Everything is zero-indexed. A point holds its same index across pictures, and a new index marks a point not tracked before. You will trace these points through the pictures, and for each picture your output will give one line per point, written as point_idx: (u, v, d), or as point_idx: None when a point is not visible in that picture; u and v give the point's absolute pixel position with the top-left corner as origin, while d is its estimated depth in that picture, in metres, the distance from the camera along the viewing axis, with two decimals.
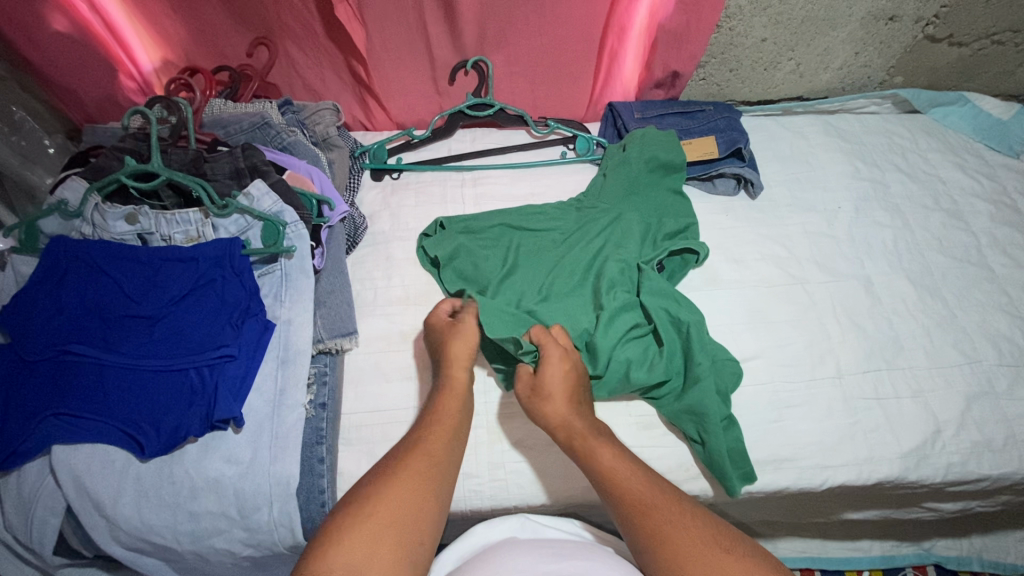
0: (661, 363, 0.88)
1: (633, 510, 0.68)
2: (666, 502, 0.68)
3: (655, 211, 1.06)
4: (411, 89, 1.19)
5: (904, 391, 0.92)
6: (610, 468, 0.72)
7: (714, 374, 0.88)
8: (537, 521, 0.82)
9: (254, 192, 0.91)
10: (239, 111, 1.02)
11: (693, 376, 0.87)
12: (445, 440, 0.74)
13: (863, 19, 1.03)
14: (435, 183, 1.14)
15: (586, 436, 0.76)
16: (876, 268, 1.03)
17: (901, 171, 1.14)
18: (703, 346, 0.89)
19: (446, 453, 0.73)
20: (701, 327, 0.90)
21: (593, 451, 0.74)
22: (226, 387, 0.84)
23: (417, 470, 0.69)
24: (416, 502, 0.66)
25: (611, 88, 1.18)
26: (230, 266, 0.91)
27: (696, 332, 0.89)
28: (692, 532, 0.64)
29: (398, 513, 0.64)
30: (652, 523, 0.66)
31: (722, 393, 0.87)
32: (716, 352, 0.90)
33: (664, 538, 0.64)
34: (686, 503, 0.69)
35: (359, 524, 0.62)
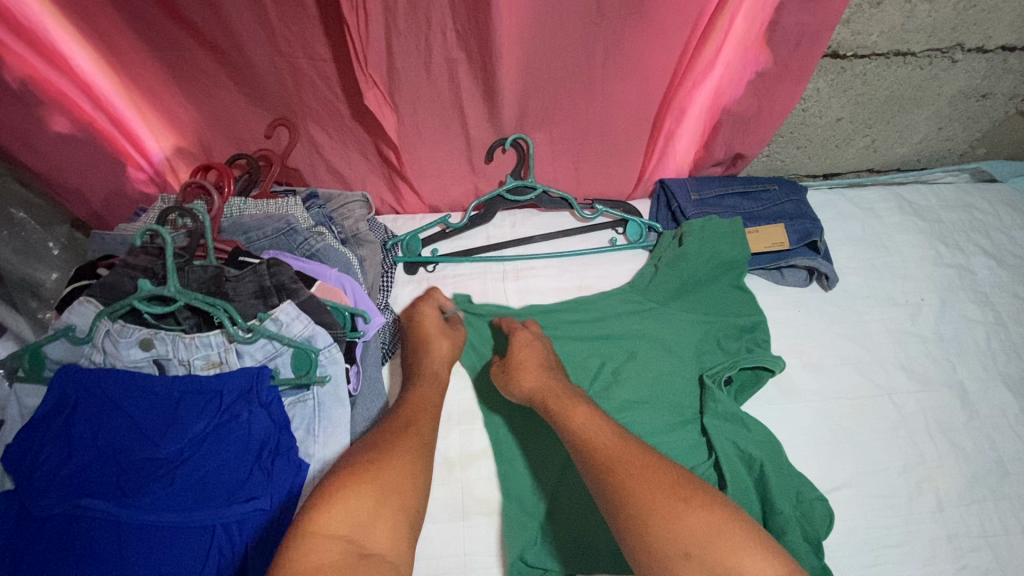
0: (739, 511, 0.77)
1: (599, 465, 0.67)
2: (630, 454, 0.67)
3: (723, 313, 0.95)
4: (445, 170, 1.09)
5: (1014, 525, 0.82)
6: (580, 424, 0.73)
7: (800, 519, 0.77)
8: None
9: (283, 316, 0.82)
10: (262, 214, 0.92)
11: (778, 528, 0.75)
12: (429, 419, 0.77)
13: (953, 97, 0.92)
14: (475, 276, 1.05)
15: (561, 396, 0.78)
16: (969, 373, 0.93)
17: (986, 254, 1.04)
18: (786, 487, 0.78)
19: (430, 426, 0.76)
20: (781, 461, 0.80)
21: (566, 410, 0.75)
22: (257, 548, 0.76)
23: (407, 449, 0.70)
24: (408, 472, 0.67)
25: (664, 165, 1.07)
26: (256, 399, 0.82)
27: (773, 471, 0.78)
28: (655, 482, 0.64)
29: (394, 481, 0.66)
30: (615, 476, 0.65)
31: (813, 541, 0.76)
32: (803, 489, 0.79)
33: (627, 491, 0.64)
34: (654, 457, 0.68)
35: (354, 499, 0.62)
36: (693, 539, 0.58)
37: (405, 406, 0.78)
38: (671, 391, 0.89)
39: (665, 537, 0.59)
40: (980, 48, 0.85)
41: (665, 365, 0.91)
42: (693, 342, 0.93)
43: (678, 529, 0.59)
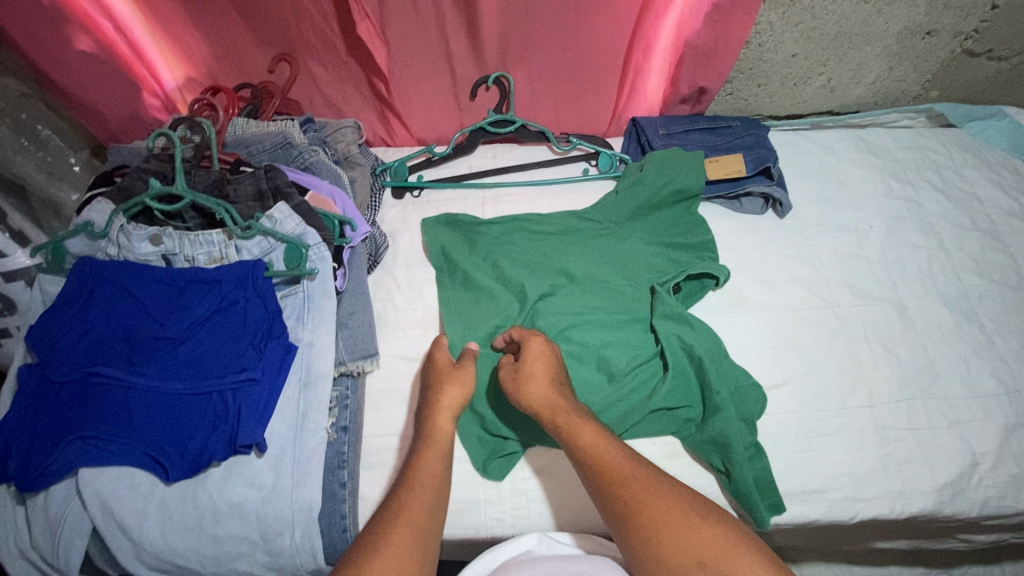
0: (678, 392, 0.87)
1: (612, 483, 0.68)
2: (641, 474, 0.68)
3: (678, 236, 1.05)
4: (433, 105, 1.18)
5: (939, 421, 0.89)
6: (591, 443, 0.71)
7: (735, 401, 0.86)
8: (554, 537, 0.81)
9: (277, 214, 0.91)
10: (262, 131, 1.02)
11: (713, 407, 0.84)
12: (426, 502, 0.67)
13: (900, 33, 1.00)
14: (456, 201, 1.13)
15: (570, 412, 0.75)
16: (909, 291, 1.00)
17: (935, 189, 1.11)
18: (722, 375, 0.88)
19: (431, 517, 0.66)
20: (717, 352, 0.89)
21: (574, 427, 0.73)
22: (250, 410, 0.84)
23: (431, 467, 0.71)
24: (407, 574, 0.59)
25: (635, 103, 1.16)
26: (253, 288, 0.91)
27: (709, 359, 0.88)
28: (669, 503, 0.65)
29: (428, 497, 0.68)
30: (628, 494, 0.67)
31: (745, 419, 0.85)
32: (739, 377, 0.88)
33: (641, 510, 0.65)
34: (664, 478, 0.69)
35: (391, 531, 0.63)
36: (707, 554, 0.61)
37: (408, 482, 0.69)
38: (622, 297, 0.98)
39: (680, 552, 0.62)
40: None
41: (620, 274, 1.01)
42: (646, 256, 1.02)
43: (692, 545, 0.62)
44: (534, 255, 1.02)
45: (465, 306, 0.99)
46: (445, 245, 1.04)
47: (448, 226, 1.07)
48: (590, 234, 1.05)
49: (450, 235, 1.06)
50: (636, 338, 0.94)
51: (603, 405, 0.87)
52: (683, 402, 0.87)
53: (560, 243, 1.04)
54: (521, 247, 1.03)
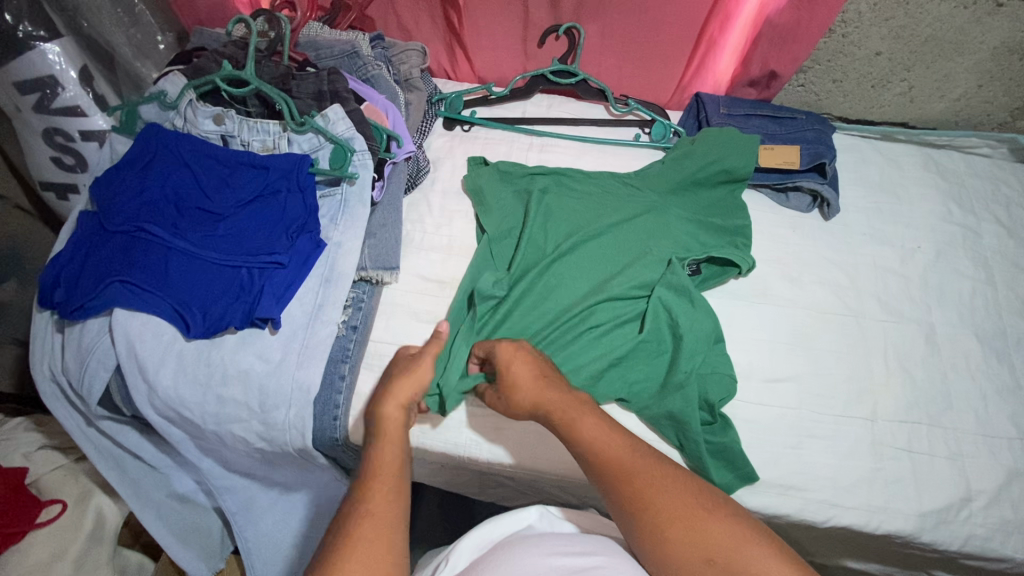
0: (645, 359, 0.89)
1: (620, 480, 0.67)
2: (650, 469, 0.68)
3: (716, 217, 1.03)
4: (500, 46, 1.19)
5: (940, 450, 0.86)
6: (592, 436, 0.71)
7: (700, 381, 0.86)
8: (554, 514, 0.80)
9: (330, 115, 0.95)
10: (333, 38, 1.06)
11: (675, 384, 0.85)
12: (391, 479, 0.65)
13: (996, 49, 0.94)
14: (503, 142, 1.15)
15: (570, 405, 0.74)
16: (943, 318, 0.96)
17: (998, 223, 1.05)
18: (703, 358, 0.87)
19: (392, 502, 0.62)
20: (707, 337, 0.88)
21: (575, 424, 0.72)
22: (272, 289, 0.89)
23: (390, 466, 0.66)
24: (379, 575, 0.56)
25: (701, 79, 1.14)
26: (296, 181, 0.96)
27: (691, 338, 0.87)
28: (681, 500, 0.64)
29: (386, 492, 0.63)
30: (636, 490, 0.66)
31: (705, 400, 0.84)
32: (717, 366, 0.87)
33: (650, 508, 0.64)
34: (673, 469, 0.68)
35: (357, 530, 0.59)
36: (715, 550, 0.61)
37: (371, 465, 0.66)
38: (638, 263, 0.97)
39: (692, 550, 0.61)
40: None
41: (644, 241, 1.00)
42: (675, 228, 1.01)
43: (704, 540, 0.61)
44: (562, 201, 1.04)
45: (486, 224, 1.02)
46: (483, 185, 1.04)
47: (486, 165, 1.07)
48: (623, 196, 1.05)
49: (487, 175, 1.05)
50: (628, 304, 0.94)
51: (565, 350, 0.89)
52: (652, 371, 0.88)
53: (592, 196, 1.05)
54: (554, 200, 1.03)
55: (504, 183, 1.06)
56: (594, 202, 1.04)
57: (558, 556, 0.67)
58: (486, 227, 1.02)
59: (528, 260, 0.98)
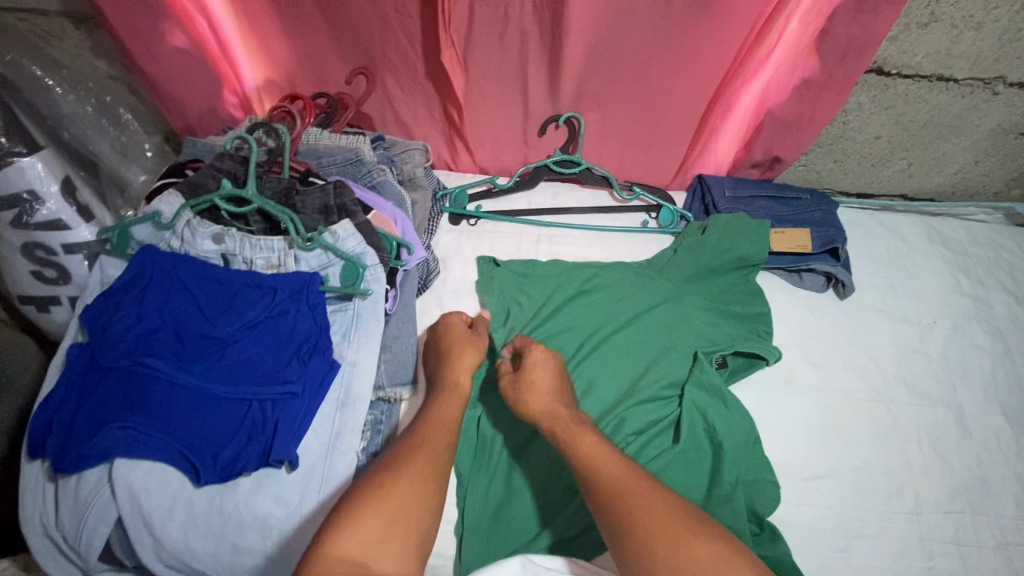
0: (685, 469, 0.85)
1: (606, 497, 0.65)
2: (641, 487, 0.65)
3: (733, 304, 1.02)
4: (500, 136, 1.18)
5: (986, 540, 0.85)
6: (587, 451, 0.72)
7: (745, 492, 0.83)
8: (536, 561, 0.72)
9: (340, 231, 0.91)
10: (334, 145, 1.04)
11: (721, 496, 0.81)
12: (446, 435, 0.74)
13: (991, 130, 0.97)
14: (511, 235, 1.13)
15: (568, 425, 0.76)
16: (969, 397, 0.95)
17: (1006, 291, 1.06)
18: (743, 465, 0.85)
19: (448, 446, 0.72)
20: (744, 443, 0.86)
21: (573, 435, 0.74)
22: (286, 426, 0.84)
23: (425, 462, 0.67)
24: (419, 491, 0.64)
25: (704, 160, 1.14)
26: (306, 300, 0.91)
27: (732, 445, 0.85)
28: (663, 515, 0.61)
29: (428, 473, 0.66)
30: (626, 508, 0.63)
31: (753, 512, 0.82)
32: (759, 471, 0.85)
33: (636, 526, 0.60)
34: (661, 490, 0.65)
35: (403, 460, 0.67)
36: (700, 567, 0.56)
37: (422, 426, 0.74)
38: (664, 360, 0.95)
39: (670, 563, 0.56)
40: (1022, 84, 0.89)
41: (666, 335, 0.98)
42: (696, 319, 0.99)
43: (685, 561, 0.56)
44: (579, 295, 1.02)
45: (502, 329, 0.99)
46: (497, 288, 1.02)
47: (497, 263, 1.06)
48: (637, 283, 1.03)
49: (497, 278, 1.04)
50: (660, 407, 0.91)
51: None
52: (693, 482, 0.84)
53: (604, 286, 1.03)
54: (570, 293, 1.02)
55: (517, 281, 1.04)
56: (607, 293, 1.02)
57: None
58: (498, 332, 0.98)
59: None
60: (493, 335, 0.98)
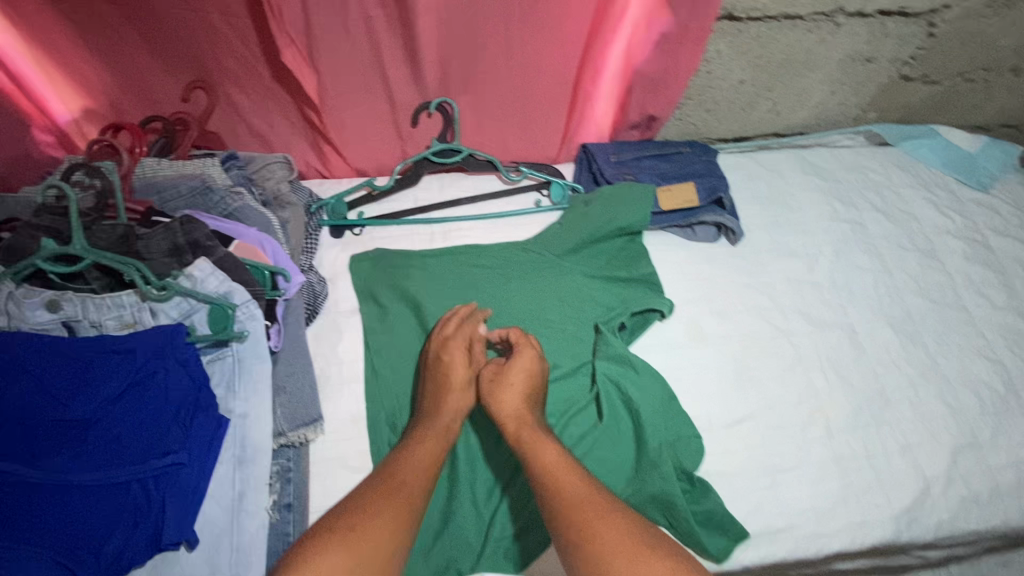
0: (608, 444, 0.86)
1: (568, 510, 0.64)
2: (602, 509, 0.64)
3: (621, 269, 1.02)
4: (371, 135, 1.09)
5: (892, 447, 0.90)
6: (551, 463, 0.70)
7: (669, 453, 0.84)
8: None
9: (197, 273, 0.81)
10: (175, 174, 0.90)
11: (649, 463, 0.82)
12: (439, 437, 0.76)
13: (841, 60, 1.01)
14: (402, 239, 1.05)
15: (537, 433, 0.75)
16: (859, 316, 1.01)
17: (877, 210, 1.13)
18: (664, 427, 0.85)
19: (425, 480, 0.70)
20: (660, 404, 0.86)
21: (538, 445, 0.72)
22: (176, 502, 0.73)
23: (399, 504, 0.65)
24: (390, 530, 0.62)
25: (584, 128, 1.12)
26: (174, 356, 0.80)
27: (649, 411, 0.86)
28: (624, 536, 0.61)
29: (401, 517, 0.64)
30: (584, 520, 0.62)
31: (680, 469, 0.83)
32: (680, 428, 0.86)
33: (595, 539, 0.60)
34: (615, 505, 0.65)
35: (378, 503, 0.64)
36: None
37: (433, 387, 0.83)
38: (563, 338, 0.95)
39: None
40: (860, 13, 0.94)
41: (564, 312, 0.98)
42: (591, 289, 0.99)
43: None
44: (474, 285, 0.99)
45: (398, 338, 0.94)
46: (384, 295, 0.97)
47: (379, 262, 1.00)
48: (528, 263, 1.02)
49: (382, 285, 0.98)
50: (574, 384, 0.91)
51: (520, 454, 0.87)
52: (617, 455, 0.85)
53: (495, 270, 1.01)
54: (461, 284, 0.99)
55: (404, 281, 0.98)
56: (499, 277, 1.00)
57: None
58: (390, 340, 0.93)
59: None
60: (388, 351, 0.93)
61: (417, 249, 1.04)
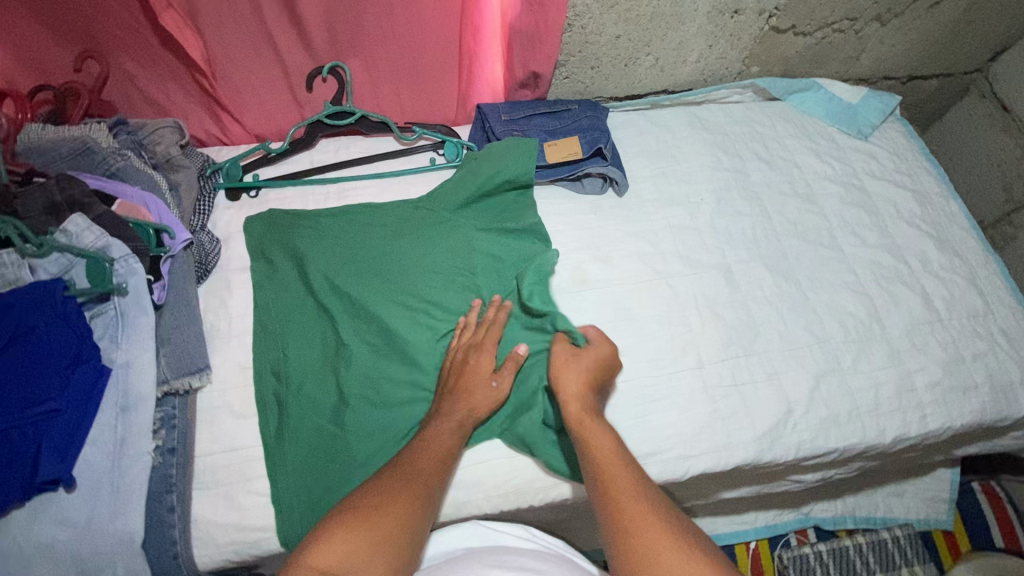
0: None
1: (612, 504, 0.71)
2: (644, 510, 0.69)
3: (509, 220, 1.06)
4: (266, 100, 1.11)
5: (759, 375, 0.96)
6: (602, 457, 0.76)
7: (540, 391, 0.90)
8: (488, 526, 0.88)
9: (73, 228, 0.84)
10: (58, 136, 0.92)
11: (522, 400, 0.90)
12: (467, 410, 0.85)
13: (709, 13, 1.06)
14: (297, 199, 1.08)
15: (594, 421, 0.80)
16: (736, 257, 1.06)
17: (761, 160, 1.18)
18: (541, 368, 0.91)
19: (445, 455, 0.80)
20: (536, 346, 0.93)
21: (595, 436, 0.78)
22: (52, 445, 0.77)
23: (406, 480, 0.75)
24: (403, 507, 0.72)
25: (477, 89, 1.14)
26: (54, 310, 0.81)
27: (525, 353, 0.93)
28: (659, 534, 0.67)
29: (408, 492, 0.74)
30: (631, 521, 0.68)
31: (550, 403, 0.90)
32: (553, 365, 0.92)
33: (636, 536, 0.67)
34: (659, 503, 0.71)
35: (389, 480, 0.75)
36: None
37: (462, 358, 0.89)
38: (450, 287, 0.98)
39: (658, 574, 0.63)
40: None
41: (451, 262, 1.00)
42: (477, 241, 1.02)
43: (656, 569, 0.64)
44: (363, 241, 1.02)
45: (287, 293, 0.97)
46: (274, 254, 1.00)
47: (271, 223, 1.03)
48: (418, 218, 1.04)
49: (274, 244, 1.01)
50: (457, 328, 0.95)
51: (405, 394, 0.91)
52: None
53: (386, 226, 1.04)
54: (351, 241, 1.01)
55: (294, 239, 1.00)
56: (388, 232, 1.03)
57: (513, 558, 0.78)
58: (280, 296, 0.97)
59: (338, 316, 0.94)
60: (278, 306, 0.96)
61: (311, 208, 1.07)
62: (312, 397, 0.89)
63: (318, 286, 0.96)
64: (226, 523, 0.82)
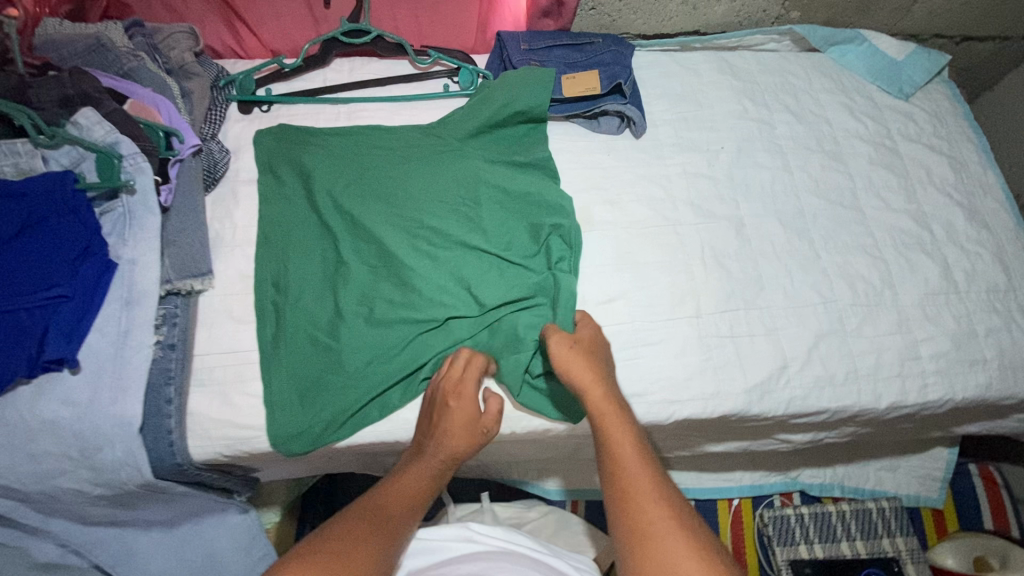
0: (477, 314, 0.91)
1: (629, 505, 0.72)
2: (660, 514, 0.70)
3: (519, 153, 1.03)
4: (284, 12, 1.10)
5: (757, 329, 0.94)
6: (619, 455, 0.75)
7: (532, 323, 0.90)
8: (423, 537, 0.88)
9: (83, 121, 0.86)
10: (73, 33, 0.94)
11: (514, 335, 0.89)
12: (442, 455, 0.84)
13: None
14: (308, 116, 1.07)
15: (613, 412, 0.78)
16: (750, 209, 1.03)
17: (789, 112, 1.12)
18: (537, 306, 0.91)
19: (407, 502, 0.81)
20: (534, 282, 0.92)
21: (616, 430, 0.77)
22: (59, 327, 0.80)
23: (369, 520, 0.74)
24: (366, 549, 0.71)
25: (498, 15, 1.13)
26: (64, 203, 0.84)
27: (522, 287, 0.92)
28: (680, 544, 0.67)
29: (367, 532, 0.73)
30: (650, 527, 0.69)
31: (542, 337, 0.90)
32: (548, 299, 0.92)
33: (654, 543, 0.68)
34: (679, 505, 0.72)
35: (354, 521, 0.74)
36: None
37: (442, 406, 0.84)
38: (452, 215, 0.97)
39: None
40: None
41: (456, 190, 0.99)
42: (484, 170, 1.00)
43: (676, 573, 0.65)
44: (370, 162, 1.01)
45: (291, 208, 0.98)
46: (282, 168, 1.00)
47: (281, 137, 1.02)
48: (427, 143, 1.03)
49: (281, 159, 1.01)
50: (456, 257, 0.95)
51: (399, 317, 0.90)
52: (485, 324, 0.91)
53: (393, 149, 1.02)
54: (357, 161, 1.00)
55: (301, 155, 1.00)
56: (394, 155, 1.01)
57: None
58: (284, 210, 0.97)
59: (338, 234, 0.95)
60: (281, 220, 0.97)
61: (321, 126, 1.06)
62: (309, 310, 0.91)
63: (321, 202, 0.97)
64: (219, 419, 0.86)
